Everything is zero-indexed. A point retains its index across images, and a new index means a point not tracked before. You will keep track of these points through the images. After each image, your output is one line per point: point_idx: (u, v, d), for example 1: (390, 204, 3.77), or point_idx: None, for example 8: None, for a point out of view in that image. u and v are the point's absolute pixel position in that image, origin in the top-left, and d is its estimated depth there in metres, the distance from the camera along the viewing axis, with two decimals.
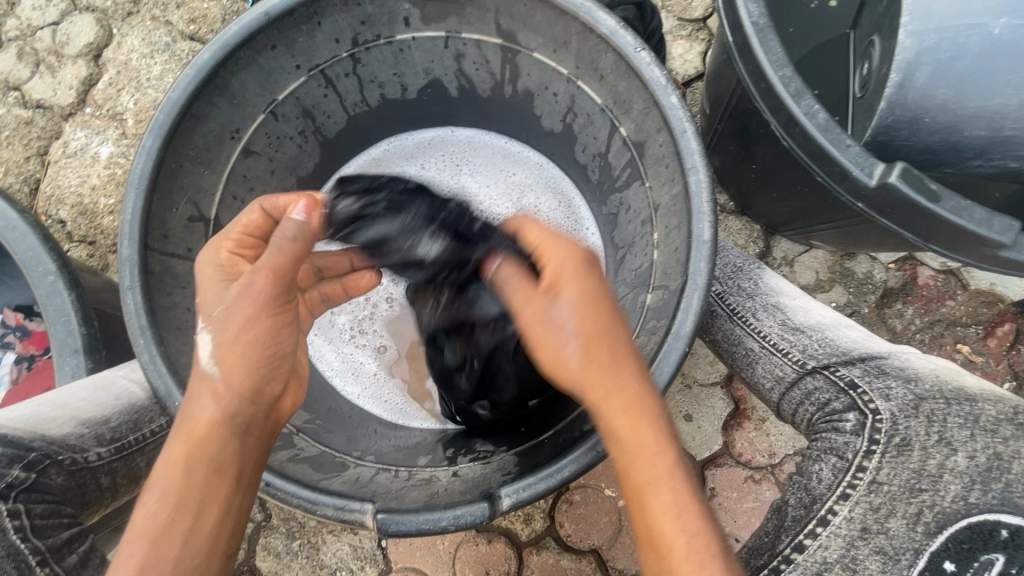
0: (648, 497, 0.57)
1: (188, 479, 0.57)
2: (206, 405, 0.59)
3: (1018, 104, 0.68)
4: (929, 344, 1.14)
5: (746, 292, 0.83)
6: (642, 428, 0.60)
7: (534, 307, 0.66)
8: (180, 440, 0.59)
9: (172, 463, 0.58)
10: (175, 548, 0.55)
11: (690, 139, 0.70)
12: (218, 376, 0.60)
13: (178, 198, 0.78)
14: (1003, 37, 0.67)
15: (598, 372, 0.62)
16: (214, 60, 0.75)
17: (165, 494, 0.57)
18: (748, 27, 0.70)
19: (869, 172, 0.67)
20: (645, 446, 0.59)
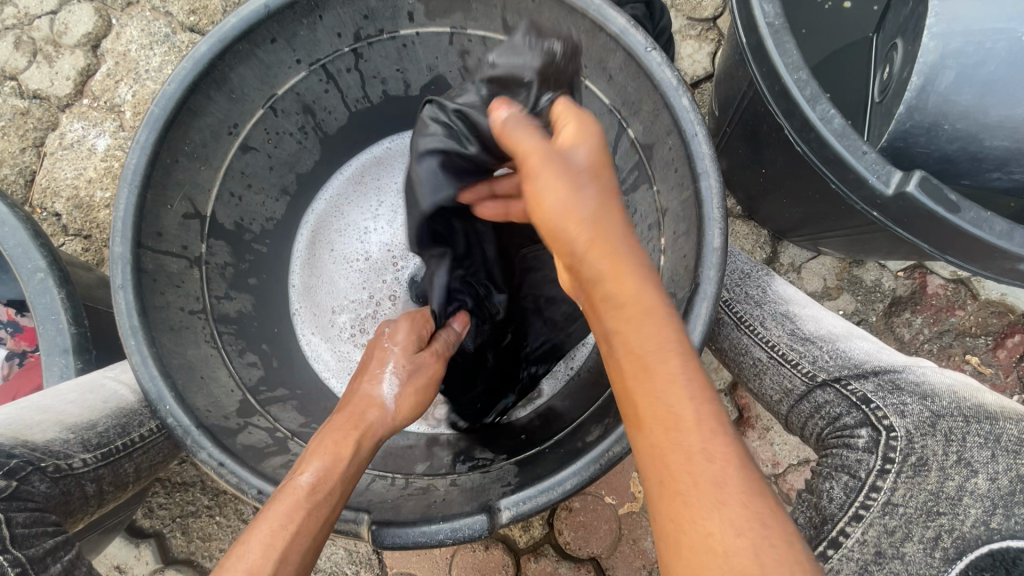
0: (671, 445, 0.45)
1: (343, 474, 0.62)
2: (379, 423, 0.69)
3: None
4: (937, 354, 1.12)
5: (754, 299, 0.80)
6: (667, 354, 0.47)
7: (558, 182, 0.51)
8: (333, 436, 0.65)
9: (335, 457, 0.63)
10: (305, 533, 0.57)
11: (701, 142, 0.68)
12: (395, 408, 0.72)
13: (174, 194, 0.76)
14: None
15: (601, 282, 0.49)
16: (212, 53, 0.72)
17: (324, 485, 0.60)
18: (763, 27, 0.68)
19: (886, 180, 0.65)
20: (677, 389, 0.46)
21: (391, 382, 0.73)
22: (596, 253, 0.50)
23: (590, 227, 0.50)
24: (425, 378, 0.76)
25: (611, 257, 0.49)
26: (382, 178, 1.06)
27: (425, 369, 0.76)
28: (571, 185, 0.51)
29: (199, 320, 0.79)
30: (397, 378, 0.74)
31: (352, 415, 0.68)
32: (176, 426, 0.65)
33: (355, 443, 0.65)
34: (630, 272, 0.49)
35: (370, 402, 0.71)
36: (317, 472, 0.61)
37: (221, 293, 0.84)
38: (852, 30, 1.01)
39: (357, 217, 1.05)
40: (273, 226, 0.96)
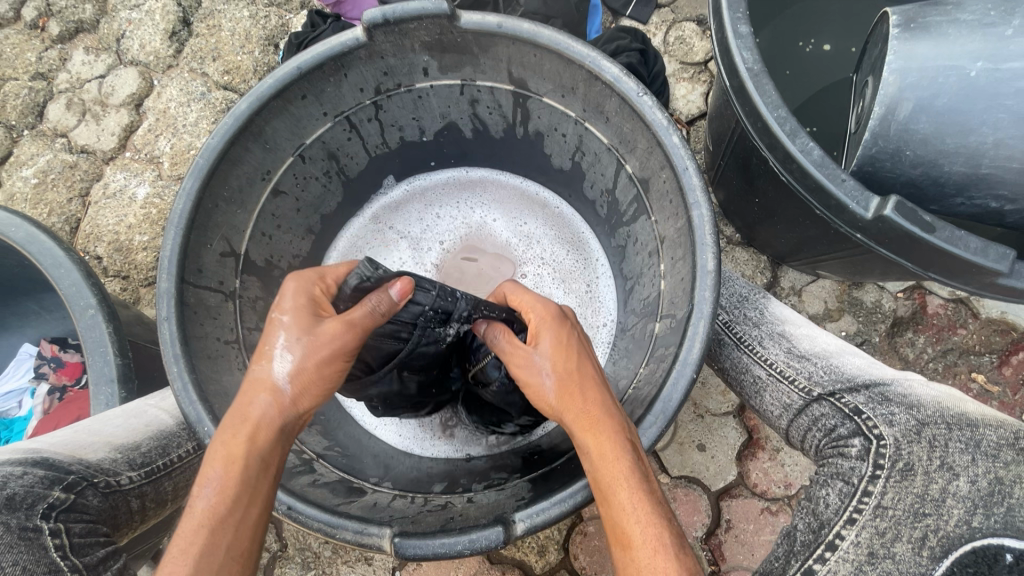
0: (611, 499, 0.61)
1: (245, 475, 0.60)
2: (272, 410, 0.64)
3: (994, 144, 0.73)
4: (942, 373, 1.14)
5: (752, 320, 0.85)
6: (609, 439, 0.63)
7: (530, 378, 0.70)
8: (225, 444, 0.61)
9: (228, 461, 0.60)
10: (224, 537, 0.58)
11: (691, 175, 0.74)
12: (291, 390, 0.64)
13: (213, 235, 0.84)
14: (980, 79, 0.73)
15: (572, 401, 0.67)
16: (251, 110, 0.82)
17: (224, 495, 0.59)
18: (743, 72, 0.75)
19: (865, 205, 0.70)
20: (615, 456, 0.62)
21: (284, 360, 0.64)
22: (569, 404, 0.67)
23: (562, 400, 0.67)
24: (328, 347, 0.65)
25: (583, 412, 0.66)
26: (399, 221, 1.14)
27: (333, 337, 0.65)
28: (566, 356, 0.69)
29: (233, 349, 0.85)
30: (290, 356, 0.64)
31: (243, 407, 0.63)
32: (212, 447, 0.70)
33: (250, 438, 0.62)
34: (597, 426, 0.64)
35: (263, 387, 0.64)
36: (214, 485, 0.59)
37: (252, 325, 0.90)
38: (832, 70, 1.09)
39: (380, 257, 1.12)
40: (299, 263, 1.03)
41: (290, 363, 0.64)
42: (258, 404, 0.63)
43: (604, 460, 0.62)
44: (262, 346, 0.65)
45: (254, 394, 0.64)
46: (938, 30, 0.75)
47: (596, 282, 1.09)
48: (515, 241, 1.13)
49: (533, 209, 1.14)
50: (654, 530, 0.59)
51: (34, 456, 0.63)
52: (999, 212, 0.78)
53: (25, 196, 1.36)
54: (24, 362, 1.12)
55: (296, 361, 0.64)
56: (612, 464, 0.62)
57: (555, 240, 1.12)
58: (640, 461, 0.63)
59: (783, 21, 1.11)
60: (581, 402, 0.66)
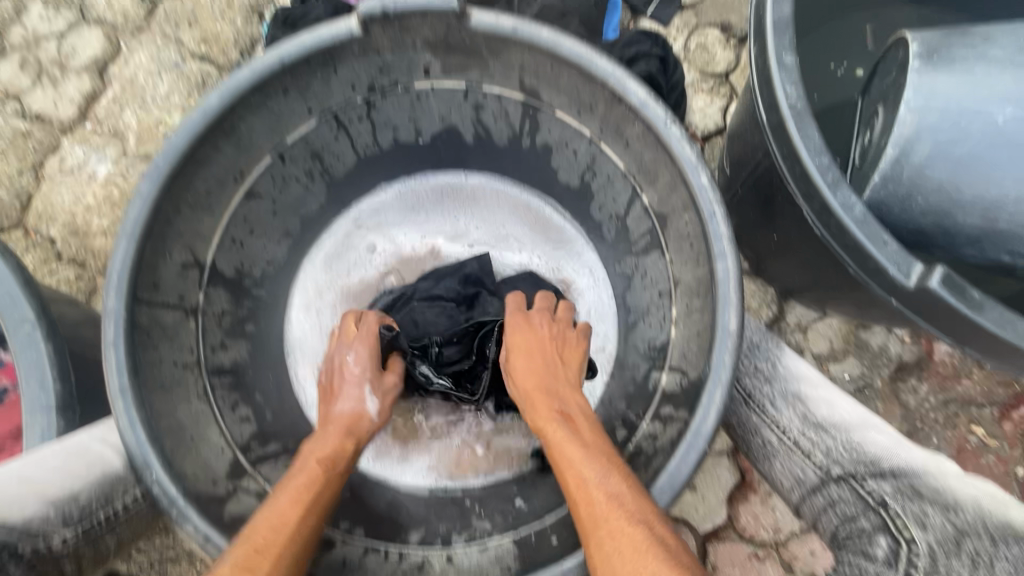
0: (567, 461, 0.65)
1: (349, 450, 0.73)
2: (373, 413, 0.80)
3: (1015, 197, 0.60)
4: (942, 423, 1.12)
5: (763, 375, 0.77)
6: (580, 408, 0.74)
7: (529, 346, 0.80)
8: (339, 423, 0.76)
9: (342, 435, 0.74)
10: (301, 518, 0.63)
11: (719, 222, 0.66)
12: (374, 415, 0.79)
13: (174, 244, 0.73)
14: (1007, 128, 0.59)
15: (548, 375, 0.77)
16: (224, 105, 0.71)
17: (302, 494, 0.65)
18: (785, 109, 0.68)
19: (906, 272, 0.63)
20: (554, 440, 0.69)
21: (372, 400, 0.80)
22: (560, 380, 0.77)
23: (548, 375, 0.77)
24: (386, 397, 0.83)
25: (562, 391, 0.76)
26: (382, 221, 1.04)
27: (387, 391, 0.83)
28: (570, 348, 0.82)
29: (192, 375, 0.75)
30: (374, 399, 0.80)
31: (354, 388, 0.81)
32: (161, 496, 0.63)
33: (362, 428, 0.77)
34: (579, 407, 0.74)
35: (355, 416, 0.77)
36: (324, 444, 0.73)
37: (217, 344, 0.80)
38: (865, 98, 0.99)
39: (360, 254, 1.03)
40: (274, 269, 0.93)
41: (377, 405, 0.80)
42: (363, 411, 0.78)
43: (553, 442, 0.69)
44: (354, 371, 0.81)
45: (332, 411, 0.78)
46: (964, 66, 0.61)
47: (596, 305, 1.01)
48: (492, 244, 1.06)
49: (529, 215, 1.05)
50: (612, 508, 0.59)
51: None
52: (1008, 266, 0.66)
53: None
54: None
55: (377, 403, 0.80)
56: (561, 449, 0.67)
57: (550, 254, 1.04)
58: (584, 432, 0.69)
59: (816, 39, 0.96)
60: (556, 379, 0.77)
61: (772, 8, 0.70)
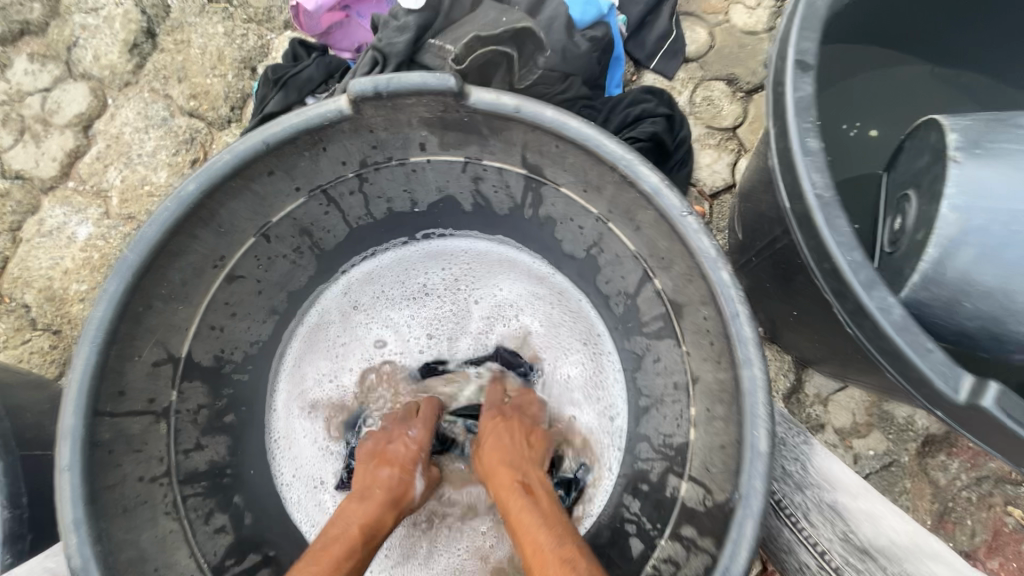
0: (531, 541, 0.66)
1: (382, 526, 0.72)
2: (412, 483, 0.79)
3: None
4: (976, 504, 1.04)
5: (794, 479, 0.67)
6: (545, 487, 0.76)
7: (495, 430, 0.83)
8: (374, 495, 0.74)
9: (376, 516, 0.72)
10: None
11: (743, 324, 0.60)
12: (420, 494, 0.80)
13: (143, 342, 0.67)
14: None
15: (513, 452, 0.79)
16: (200, 192, 0.65)
17: (341, 564, 0.66)
18: (811, 199, 0.62)
19: (955, 386, 0.56)
20: (514, 507, 0.71)
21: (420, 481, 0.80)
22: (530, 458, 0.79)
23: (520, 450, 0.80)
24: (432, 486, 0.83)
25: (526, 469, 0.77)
26: (376, 289, 0.97)
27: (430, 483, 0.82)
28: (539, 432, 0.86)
29: (161, 486, 0.68)
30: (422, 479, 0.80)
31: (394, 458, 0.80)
32: None
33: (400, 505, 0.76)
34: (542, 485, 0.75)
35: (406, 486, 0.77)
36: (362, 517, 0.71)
37: (190, 445, 0.74)
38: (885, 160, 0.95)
39: (353, 326, 0.96)
40: (257, 351, 0.86)
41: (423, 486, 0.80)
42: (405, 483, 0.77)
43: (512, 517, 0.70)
44: (409, 446, 0.81)
45: (380, 476, 0.77)
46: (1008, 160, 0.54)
47: (605, 384, 0.93)
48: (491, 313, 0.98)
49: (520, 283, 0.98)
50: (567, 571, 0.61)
51: None
52: None
53: None
54: None
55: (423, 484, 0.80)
56: (518, 521, 0.69)
57: (555, 326, 0.97)
58: (538, 503, 0.72)
59: (830, 98, 0.96)
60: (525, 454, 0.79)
61: (792, 89, 0.65)
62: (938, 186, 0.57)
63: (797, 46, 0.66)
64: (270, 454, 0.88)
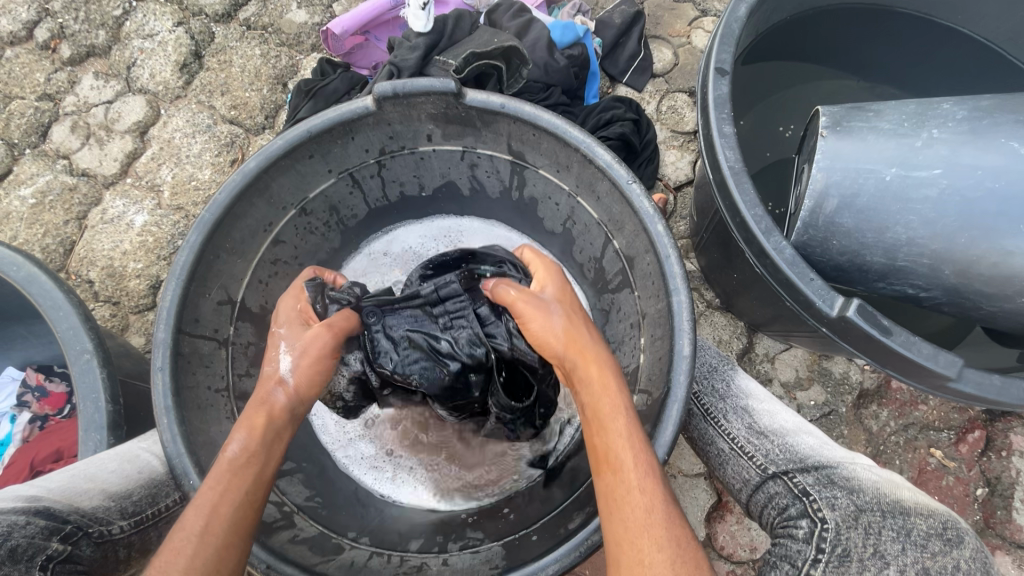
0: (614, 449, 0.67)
1: (264, 441, 0.72)
2: (280, 394, 0.76)
3: (907, 241, 0.73)
4: (903, 447, 1.21)
5: (719, 392, 0.86)
6: (603, 377, 0.73)
7: (536, 312, 0.79)
8: (248, 417, 0.74)
9: (251, 424, 0.72)
10: (223, 522, 0.64)
11: (673, 263, 0.79)
12: (295, 380, 0.78)
13: (212, 284, 0.86)
14: (893, 184, 0.73)
15: (580, 341, 0.76)
16: (259, 168, 0.85)
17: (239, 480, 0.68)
18: (726, 170, 0.81)
19: (830, 304, 0.75)
20: (613, 404, 0.71)
21: (287, 359, 0.79)
22: (575, 353, 0.75)
23: (565, 329, 0.77)
24: (314, 353, 0.80)
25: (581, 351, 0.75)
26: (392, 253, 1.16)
27: (316, 340, 0.81)
28: (568, 300, 0.82)
29: (222, 398, 0.87)
30: (290, 355, 0.79)
31: (262, 395, 0.76)
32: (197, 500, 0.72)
33: (278, 409, 0.75)
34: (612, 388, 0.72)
35: (270, 380, 0.78)
36: (240, 446, 0.70)
37: (242, 371, 0.92)
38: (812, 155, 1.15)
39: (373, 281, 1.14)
40: None
41: (292, 362, 0.79)
42: (270, 400, 0.76)
43: (587, 401, 0.72)
44: (271, 368, 0.79)
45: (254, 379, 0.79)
46: (859, 135, 0.75)
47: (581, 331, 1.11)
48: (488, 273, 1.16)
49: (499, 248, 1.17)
50: (652, 485, 0.65)
51: (35, 505, 0.63)
52: (916, 297, 0.78)
53: (22, 215, 1.37)
54: (6, 386, 1.11)
55: (294, 360, 0.79)
56: (619, 419, 0.69)
57: None
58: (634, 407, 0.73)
59: (769, 103, 1.16)
60: (585, 344, 0.76)
61: (713, 88, 0.85)
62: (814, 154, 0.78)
63: (717, 57, 0.86)
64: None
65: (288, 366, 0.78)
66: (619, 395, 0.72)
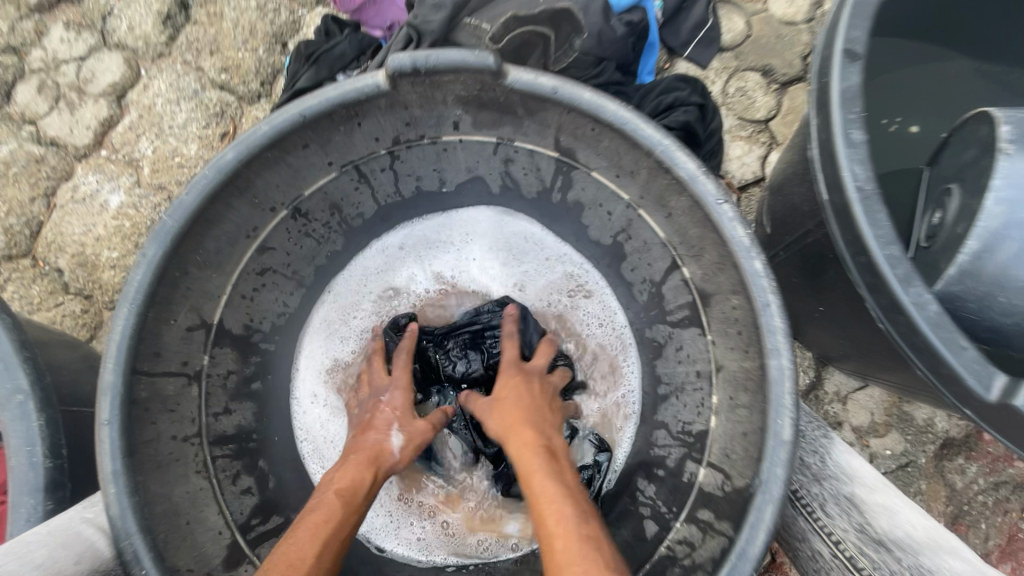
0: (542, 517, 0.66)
1: (348, 507, 0.69)
2: (383, 461, 0.76)
3: None
4: (992, 509, 1.03)
5: (814, 473, 0.68)
6: (532, 451, 0.73)
7: (481, 406, 0.83)
8: (341, 475, 0.72)
9: (346, 484, 0.71)
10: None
11: (773, 314, 0.60)
12: (399, 454, 0.78)
13: (179, 307, 0.69)
14: None
15: (508, 419, 0.78)
16: (239, 162, 0.66)
17: (323, 524, 0.66)
18: (852, 191, 0.61)
19: (987, 385, 0.56)
20: (527, 463, 0.71)
21: (397, 436, 0.79)
22: (510, 436, 0.76)
23: (500, 414, 0.79)
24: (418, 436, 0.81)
25: (510, 429, 0.77)
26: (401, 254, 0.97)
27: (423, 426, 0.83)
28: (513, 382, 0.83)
29: (192, 447, 0.71)
30: (401, 433, 0.80)
31: (368, 458, 0.75)
32: None
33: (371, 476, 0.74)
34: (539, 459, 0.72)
35: (378, 450, 0.77)
36: (327, 504, 0.69)
37: (219, 409, 0.76)
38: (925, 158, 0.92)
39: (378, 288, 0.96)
40: (285, 322, 0.87)
41: (401, 439, 0.79)
42: (370, 468, 0.74)
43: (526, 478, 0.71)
44: (373, 437, 0.78)
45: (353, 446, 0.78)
46: None
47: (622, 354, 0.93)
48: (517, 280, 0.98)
49: (530, 254, 0.97)
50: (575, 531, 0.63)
51: None
52: None
53: None
54: None
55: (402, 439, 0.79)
56: (537, 483, 0.69)
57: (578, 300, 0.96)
58: (570, 478, 0.71)
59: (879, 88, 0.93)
60: (511, 420, 0.77)
61: (839, 79, 0.63)
62: (985, 178, 0.59)
63: (846, 35, 0.64)
64: (291, 419, 0.89)
65: (398, 441, 0.79)
66: (542, 461, 0.72)
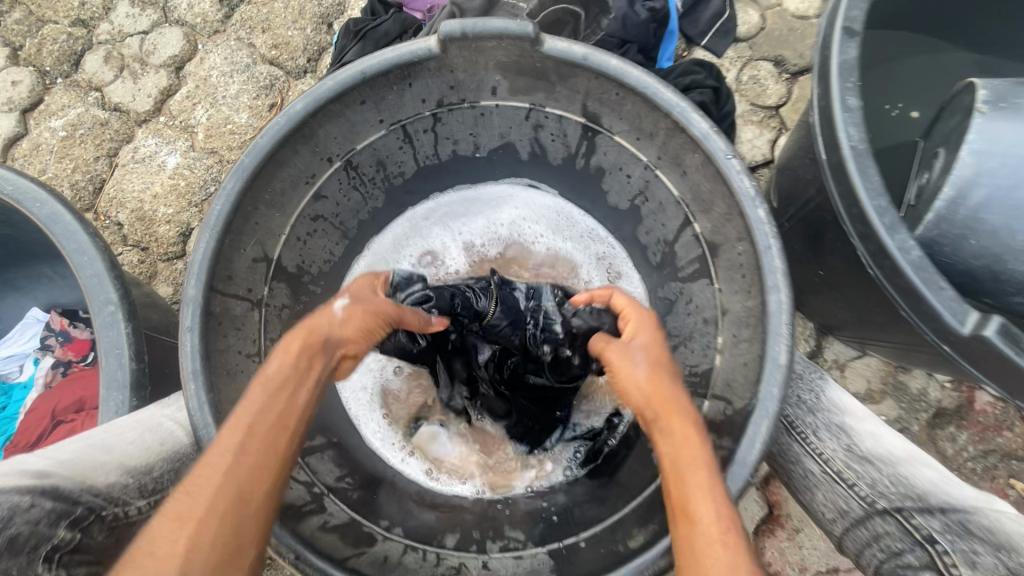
0: (687, 486, 0.57)
1: (267, 400, 0.58)
2: (326, 327, 0.65)
3: None
4: (980, 475, 1.09)
5: (807, 405, 0.76)
6: (687, 423, 0.62)
7: (616, 357, 0.69)
8: (282, 350, 0.62)
9: (280, 357, 0.61)
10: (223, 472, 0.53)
11: (773, 256, 0.68)
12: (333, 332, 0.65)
13: (248, 239, 0.78)
14: None
15: (664, 382, 0.65)
16: (306, 111, 0.75)
17: (231, 453, 0.54)
18: (847, 149, 0.69)
19: (962, 319, 0.63)
20: (696, 456, 0.59)
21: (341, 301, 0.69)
22: (652, 399, 0.64)
23: (647, 373, 0.66)
24: (358, 325, 0.67)
25: (655, 389, 0.65)
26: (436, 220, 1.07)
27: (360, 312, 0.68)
28: (659, 346, 0.70)
29: (253, 364, 0.80)
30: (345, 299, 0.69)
31: (306, 333, 0.64)
32: None
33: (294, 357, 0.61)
34: (676, 416, 0.63)
35: (316, 320, 0.65)
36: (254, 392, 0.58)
37: (275, 336, 0.85)
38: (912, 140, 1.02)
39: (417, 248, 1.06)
40: (330, 268, 0.97)
41: (344, 309, 0.68)
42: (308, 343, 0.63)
43: (678, 452, 0.60)
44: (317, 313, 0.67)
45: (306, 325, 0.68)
46: None
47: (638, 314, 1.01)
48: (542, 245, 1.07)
49: (546, 221, 1.07)
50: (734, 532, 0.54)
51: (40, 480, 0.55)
52: None
53: (52, 148, 1.31)
54: (31, 327, 1.09)
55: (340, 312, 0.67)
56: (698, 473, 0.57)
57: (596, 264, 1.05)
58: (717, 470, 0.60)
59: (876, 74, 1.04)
60: (667, 390, 0.64)
61: (838, 52, 0.71)
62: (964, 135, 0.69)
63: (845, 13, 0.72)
64: None
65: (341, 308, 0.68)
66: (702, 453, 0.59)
